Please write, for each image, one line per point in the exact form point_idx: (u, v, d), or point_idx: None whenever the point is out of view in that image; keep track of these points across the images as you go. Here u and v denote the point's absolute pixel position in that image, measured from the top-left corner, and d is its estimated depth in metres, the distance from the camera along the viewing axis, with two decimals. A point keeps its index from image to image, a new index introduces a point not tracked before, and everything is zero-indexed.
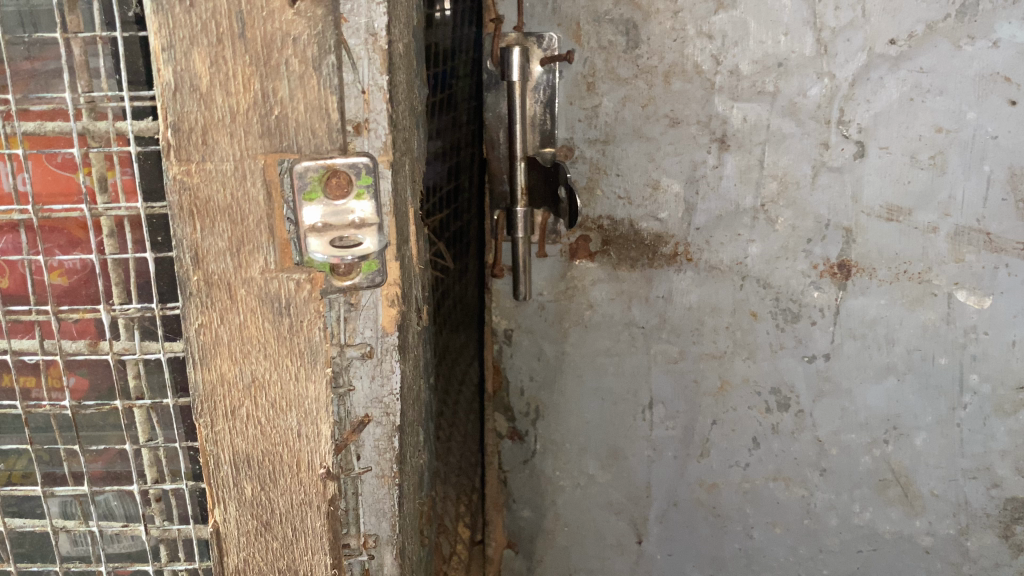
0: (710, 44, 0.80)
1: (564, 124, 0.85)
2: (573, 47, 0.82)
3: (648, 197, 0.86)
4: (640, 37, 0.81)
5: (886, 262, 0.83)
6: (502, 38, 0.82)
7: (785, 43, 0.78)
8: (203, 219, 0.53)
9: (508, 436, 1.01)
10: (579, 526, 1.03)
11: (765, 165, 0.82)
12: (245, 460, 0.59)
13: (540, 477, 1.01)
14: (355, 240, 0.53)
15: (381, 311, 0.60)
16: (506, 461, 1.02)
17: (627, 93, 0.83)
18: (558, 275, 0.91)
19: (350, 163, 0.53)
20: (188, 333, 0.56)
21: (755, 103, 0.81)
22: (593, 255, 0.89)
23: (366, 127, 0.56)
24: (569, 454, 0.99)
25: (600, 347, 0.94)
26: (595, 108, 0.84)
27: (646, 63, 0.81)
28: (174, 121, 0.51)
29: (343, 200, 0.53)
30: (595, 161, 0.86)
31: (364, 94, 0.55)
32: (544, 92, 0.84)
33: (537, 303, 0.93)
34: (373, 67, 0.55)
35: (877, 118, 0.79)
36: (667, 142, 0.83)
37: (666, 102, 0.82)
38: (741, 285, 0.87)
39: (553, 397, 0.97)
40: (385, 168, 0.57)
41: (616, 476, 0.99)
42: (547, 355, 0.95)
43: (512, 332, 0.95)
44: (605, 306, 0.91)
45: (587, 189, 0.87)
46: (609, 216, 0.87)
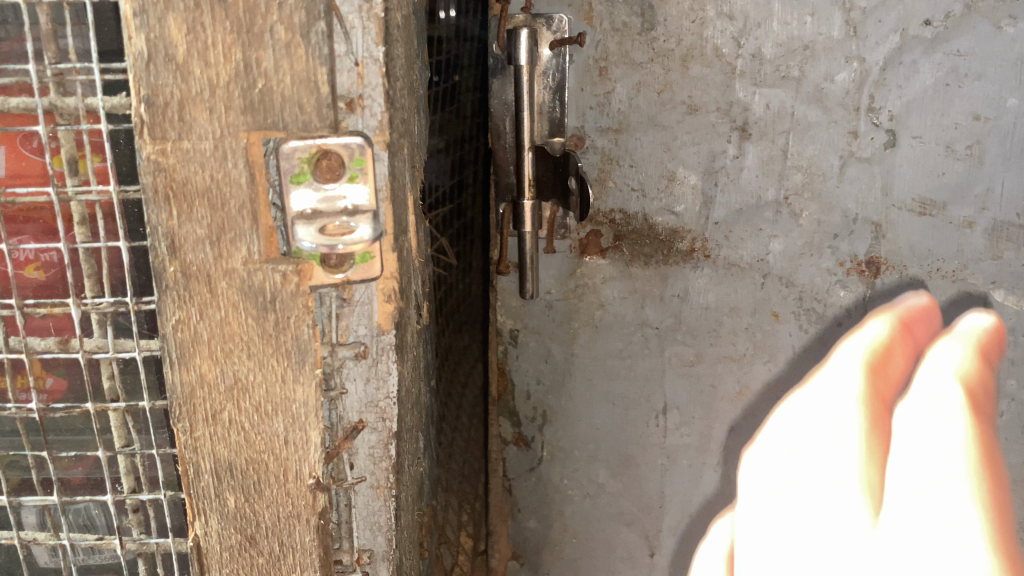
0: (731, 26, 0.75)
1: (575, 112, 0.80)
2: (584, 29, 0.77)
3: (663, 189, 0.81)
4: (656, 18, 0.76)
5: (918, 259, 0.78)
6: (508, 19, 0.76)
7: (812, 25, 0.73)
8: (181, 203, 0.48)
9: (513, 441, 0.96)
10: (588, 538, 0.98)
11: (789, 156, 0.77)
12: (227, 469, 0.54)
13: (547, 485, 0.97)
14: (347, 229, 0.48)
15: (377, 308, 0.55)
16: (511, 468, 0.97)
17: (642, 78, 0.78)
18: (566, 273, 0.86)
19: (345, 144, 0.49)
20: (164, 330, 0.51)
21: (779, 89, 0.75)
22: (604, 251, 0.84)
23: (360, 103, 0.51)
24: (578, 461, 0.94)
25: (611, 348, 0.88)
26: (607, 95, 0.79)
27: (662, 46, 0.76)
28: (147, 95, 0.46)
29: (334, 184, 0.48)
30: (607, 152, 0.81)
31: (358, 67, 0.50)
32: (554, 78, 0.79)
33: (545, 302, 0.88)
34: (368, 37, 0.50)
35: (909, 106, 0.74)
36: (684, 131, 0.78)
37: (684, 88, 0.77)
38: (762, 283, 0.82)
39: (561, 401, 0.92)
40: (381, 149, 0.52)
41: (627, 485, 0.94)
42: (555, 357, 0.90)
43: (518, 332, 0.90)
44: (617, 305, 0.86)
45: (599, 181, 0.82)
46: (622, 210, 0.82)
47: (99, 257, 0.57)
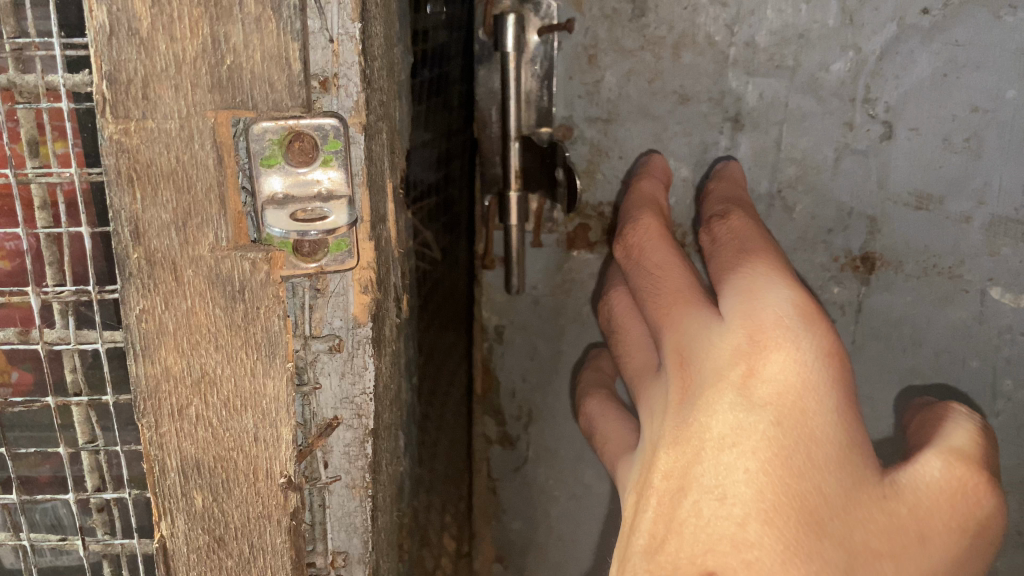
0: (723, 13, 0.72)
1: (562, 101, 0.78)
2: (573, 15, 0.75)
3: None
4: (647, 5, 0.74)
5: (913, 255, 0.76)
6: (496, 5, 0.74)
7: (806, 13, 0.71)
8: (145, 186, 0.46)
9: (498, 441, 0.94)
10: (574, 540, 0.96)
11: (782, 147, 0.75)
12: (194, 467, 0.51)
13: (533, 486, 0.95)
14: (320, 216, 0.46)
15: (353, 300, 0.52)
16: (495, 468, 0.96)
17: (632, 67, 0.75)
18: (554, 267, 0.84)
19: (317, 126, 0.46)
20: (127, 320, 0.48)
21: (773, 79, 0.73)
22: (593, 245, 0.82)
23: (334, 83, 0.49)
24: (564, 462, 0.92)
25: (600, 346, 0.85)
26: (595, 84, 0.76)
27: (653, 34, 0.74)
28: (109, 70, 0.43)
29: (306, 167, 0.46)
30: (595, 142, 0.78)
31: (333, 45, 0.48)
32: (541, 65, 0.77)
33: (532, 297, 0.86)
34: (344, 12, 0.48)
35: (906, 97, 0.72)
36: (674, 121, 0.76)
37: (675, 77, 0.75)
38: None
39: (548, 400, 0.90)
40: (357, 132, 0.50)
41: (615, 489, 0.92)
42: (542, 354, 0.88)
43: (503, 329, 0.88)
44: None
45: (586, 173, 0.80)
46: (612, 203, 0.80)
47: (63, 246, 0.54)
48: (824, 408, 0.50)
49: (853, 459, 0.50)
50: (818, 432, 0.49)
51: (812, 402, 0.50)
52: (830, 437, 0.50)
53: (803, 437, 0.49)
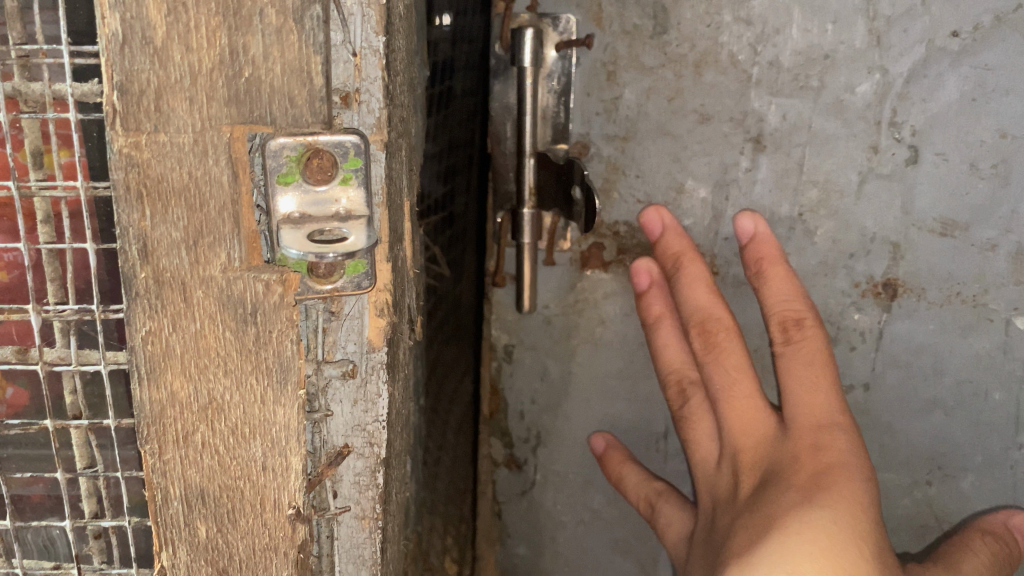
0: (748, 31, 0.70)
1: (579, 117, 0.75)
2: (592, 31, 0.73)
3: (671, 201, 0.77)
4: (669, 22, 0.72)
5: (937, 282, 0.74)
6: (513, 19, 0.72)
7: (833, 33, 0.69)
8: (154, 203, 0.43)
9: (504, 464, 0.91)
10: (581, 565, 0.94)
11: (805, 170, 0.73)
12: (199, 495, 0.49)
13: (539, 511, 0.92)
14: (337, 237, 0.43)
15: (368, 323, 0.50)
16: (500, 492, 0.93)
17: (652, 84, 0.73)
18: (566, 286, 0.82)
19: (337, 143, 0.44)
20: (132, 342, 0.46)
21: (797, 100, 0.71)
22: (607, 265, 0.81)
23: (356, 98, 0.47)
24: (572, 486, 0.90)
25: (611, 368, 0.84)
26: (614, 101, 0.74)
27: (675, 51, 0.72)
28: (120, 81, 0.41)
29: (324, 185, 0.43)
30: (612, 160, 0.76)
31: (356, 59, 0.46)
32: (558, 81, 0.74)
33: (543, 317, 0.83)
34: (368, 25, 0.46)
35: (933, 121, 0.70)
36: (694, 141, 0.74)
37: (696, 96, 0.73)
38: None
39: (556, 422, 0.88)
40: (379, 150, 0.47)
41: (624, 513, 0.90)
42: (552, 375, 0.86)
43: (512, 348, 0.86)
44: (619, 322, 0.83)
45: (603, 191, 0.77)
46: (627, 223, 0.79)
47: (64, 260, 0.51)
48: (864, 520, 0.64)
49: (886, 556, 0.63)
50: (866, 536, 0.63)
51: (855, 511, 0.65)
52: (873, 538, 0.63)
53: (856, 537, 0.62)
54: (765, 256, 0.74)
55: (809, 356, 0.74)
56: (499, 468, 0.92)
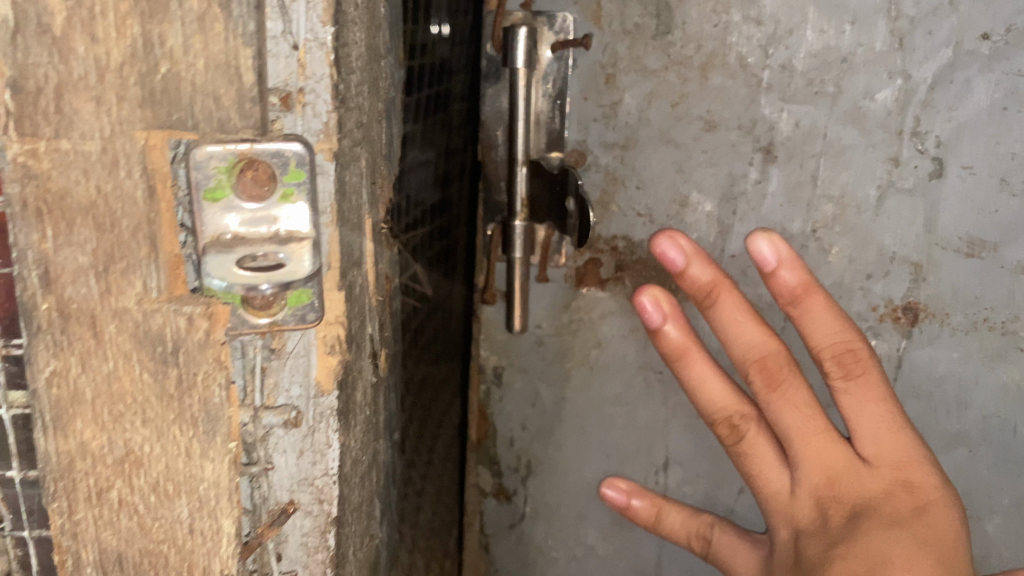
0: (758, 32, 0.65)
1: (576, 124, 0.70)
2: (590, 30, 0.67)
3: (674, 215, 0.71)
4: (673, 21, 0.66)
5: (962, 306, 0.68)
6: (506, 17, 0.66)
7: (851, 35, 0.64)
8: (57, 221, 0.36)
9: (493, 494, 0.86)
10: None
11: (819, 183, 0.68)
12: (114, 562, 0.42)
13: (529, 545, 0.86)
14: (269, 266, 0.35)
15: (315, 363, 0.43)
16: (488, 524, 0.87)
17: (655, 88, 0.68)
18: (560, 305, 0.76)
19: (275, 154, 0.36)
20: (34, 385, 0.38)
21: (811, 106, 0.66)
22: (604, 282, 0.74)
23: (299, 99, 0.38)
24: (564, 520, 0.84)
25: (608, 393, 0.78)
26: (614, 106, 0.69)
27: (679, 52, 0.67)
28: (13, 78, 0.33)
29: (258, 205, 0.35)
30: (611, 171, 0.71)
31: (298, 53, 0.38)
32: (554, 84, 0.68)
33: (535, 338, 0.78)
34: (314, 14, 0.37)
35: (960, 130, 0.64)
36: (700, 150, 0.68)
37: (702, 101, 0.67)
38: (783, 328, 0.73)
39: (548, 451, 0.82)
40: (327, 160, 0.39)
41: (620, 548, 0.84)
42: (544, 400, 0.80)
43: (502, 370, 0.80)
44: (616, 344, 0.76)
45: (601, 203, 0.72)
46: (626, 236, 0.72)
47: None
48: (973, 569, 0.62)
49: None
50: None
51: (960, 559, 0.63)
52: None
53: None
54: (800, 285, 0.67)
55: (873, 391, 0.69)
56: (487, 499, 0.86)
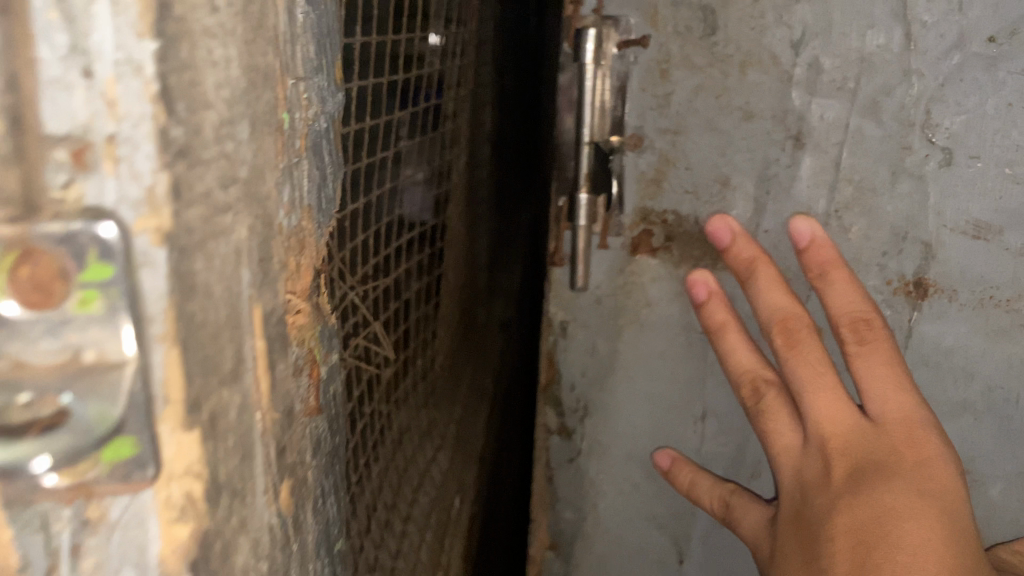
0: (790, 34, 0.73)
1: (634, 112, 0.78)
2: (648, 31, 0.75)
3: (716, 194, 0.79)
4: (717, 24, 0.74)
5: (969, 284, 0.76)
6: (580, 20, 0.75)
7: (871, 37, 0.72)
8: None
9: (556, 432, 0.95)
10: (620, 535, 0.98)
11: (842, 169, 0.76)
12: None
13: (584, 479, 0.96)
14: (54, 420, 0.26)
15: (155, 534, 0.30)
16: (552, 459, 0.96)
17: (701, 82, 0.75)
18: (616, 270, 0.85)
19: (66, 239, 0.26)
20: None
21: (835, 100, 0.74)
22: (655, 251, 0.83)
23: (109, 153, 0.26)
24: (614, 459, 0.94)
25: (655, 348, 0.88)
26: (666, 97, 0.77)
27: (722, 51, 0.74)
28: None
29: (29, 314, 0.26)
30: (663, 153, 0.78)
31: (103, 94, 0.26)
32: (618, 78, 0.77)
33: (594, 296, 0.87)
34: (124, 21, 0.26)
35: (969, 124, 0.72)
36: (741, 137, 0.76)
37: (741, 95, 0.75)
38: (808, 297, 0.82)
39: (604, 397, 0.91)
40: (154, 247, 0.28)
41: (663, 488, 0.94)
42: (601, 351, 0.89)
43: (568, 324, 0.89)
44: (664, 305, 0.85)
45: (654, 181, 0.80)
46: (675, 211, 0.80)
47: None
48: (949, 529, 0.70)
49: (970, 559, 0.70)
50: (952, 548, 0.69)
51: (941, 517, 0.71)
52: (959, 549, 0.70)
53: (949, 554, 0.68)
54: (827, 260, 0.76)
55: (885, 355, 0.76)
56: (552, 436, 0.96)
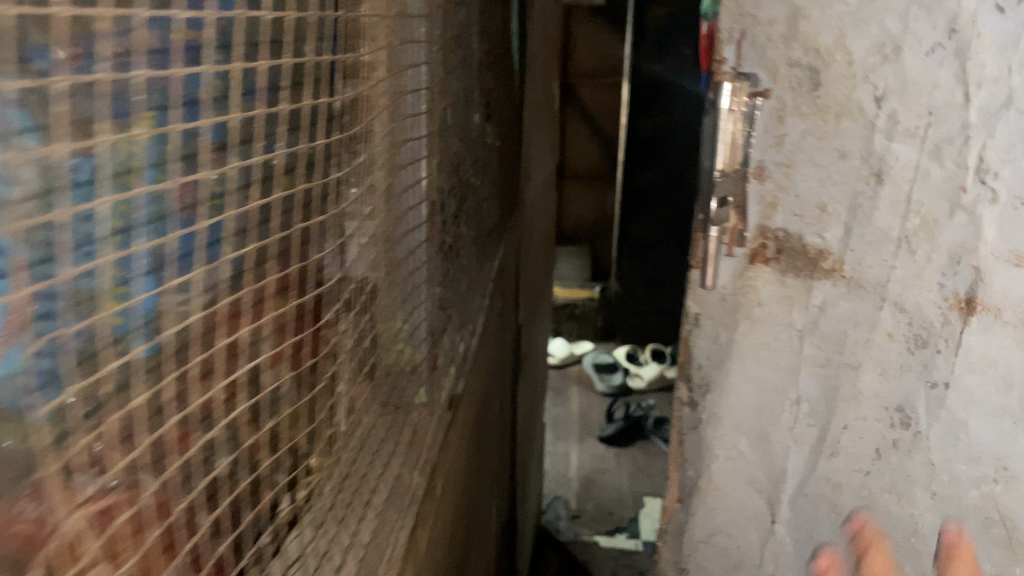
0: (874, 91, 0.86)
1: (758, 148, 0.93)
2: (770, 84, 0.91)
3: (817, 218, 0.92)
4: (821, 81, 0.88)
5: (1013, 304, 0.84)
6: (722, 74, 0.93)
7: (939, 94, 0.83)
8: None
9: (687, 404, 1.08)
10: (726, 492, 1.08)
11: (912, 202, 0.87)
12: None
13: (703, 443, 1.08)
14: None
15: None
16: (683, 426, 1.09)
17: (808, 127, 0.90)
18: (736, 274, 0.98)
19: None
20: None
21: (907, 146, 0.86)
22: (769, 260, 0.96)
23: None
24: (726, 428, 1.05)
25: (761, 340, 0.99)
26: (781, 138, 0.92)
27: (822, 103, 0.89)
28: None
29: None
30: (778, 182, 0.93)
31: None
32: (746, 121, 0.92)
33: (719, 294, 1.00)
34: None
35: (1015, 167, 0.82)
36: (834, 173, 0.90)
37: (837, 138, 0.89)
38: (880, 305, 0.91)
39: (723, 377, 1.03)
40: None
41: (762, 457, 1.04)
42: (721, 338, 1.02)
43: (699, 317, 1.03)
44: (773, 305, 0.97)
45: (769, 205, 0.94)
46: (785, 229, 0.94)
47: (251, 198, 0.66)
48: None
49: None
50: None
51: None
52: None
53: None
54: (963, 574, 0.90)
55: None
56: (684, 407, 1.09)
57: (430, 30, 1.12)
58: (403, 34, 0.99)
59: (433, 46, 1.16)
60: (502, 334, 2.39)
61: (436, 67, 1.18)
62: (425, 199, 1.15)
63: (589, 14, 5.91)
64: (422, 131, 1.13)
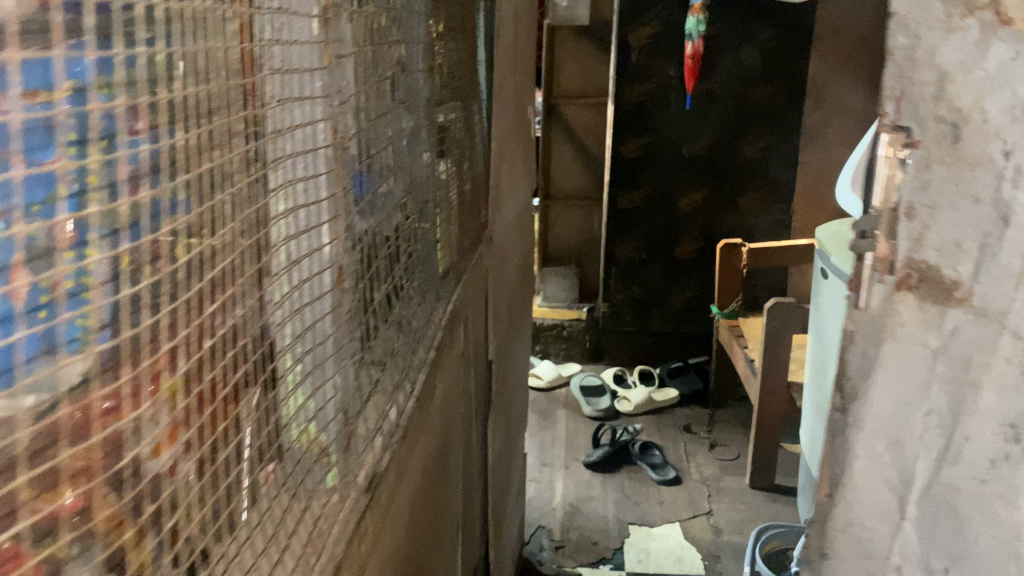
0: (1004, 143, 0.82)
1: (877, 200, 0.95)
2: (908, 121, 0.89)
3: (952, 252, 0.88)
4: (960, 113, 0.84)
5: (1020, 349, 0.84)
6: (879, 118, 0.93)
7: (996, 146, 0.83)
8: None
9: None
10: (855, 535, 1.05)
11: (1004, 244, 0.83)
12: None
13: (828, 472, 1.09)
14: None
15: None
16: (810, 470, 1.10)
17: (924, 164, 0.88)
18: (879, 304, 0.96)
19: None
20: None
21: (972, 207, 0.85)
22: (910, 285, 0.93)
23: None
24: (829, 455, 1.06)
25: (845, 374, 1.02)
26: (893, 177, 0.92)
27: (960, 148, 0.85)
28: None
29: None
30: (877, 222, 0.95)
31: None
32: (894, 157, 0.91)
33: (836, 339, 1.07)
34: None
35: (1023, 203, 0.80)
36: (967, 213, 0.85)
37: (948, 169, 0.86)
38: (930, 348, 0.92)
39: (833, 416, 1.06)
40: None
41: (864, 480, 1.02)
42: (832, 377, 1.08)
43: (813, 369, 1.14)
44: (859, 354, 1.00)
45: (868, 243, 0.97)
46: (921, 261, 0.91)
47: (161, 263, 0.68)
48: None
49: None
50: None
51: None
52: None
53: None
54: None
55: None
56: None
57: (328, 96, 1.29)
58: (277, 97, 1.12)
59: (336, 110, 1.33)
60: (438, 409, 2.64)
61: (338, 128, 1.34)
62: (329, 266, 1.36)
63: (574, 35, 6.36)
64: (326, 236, 1.36)
